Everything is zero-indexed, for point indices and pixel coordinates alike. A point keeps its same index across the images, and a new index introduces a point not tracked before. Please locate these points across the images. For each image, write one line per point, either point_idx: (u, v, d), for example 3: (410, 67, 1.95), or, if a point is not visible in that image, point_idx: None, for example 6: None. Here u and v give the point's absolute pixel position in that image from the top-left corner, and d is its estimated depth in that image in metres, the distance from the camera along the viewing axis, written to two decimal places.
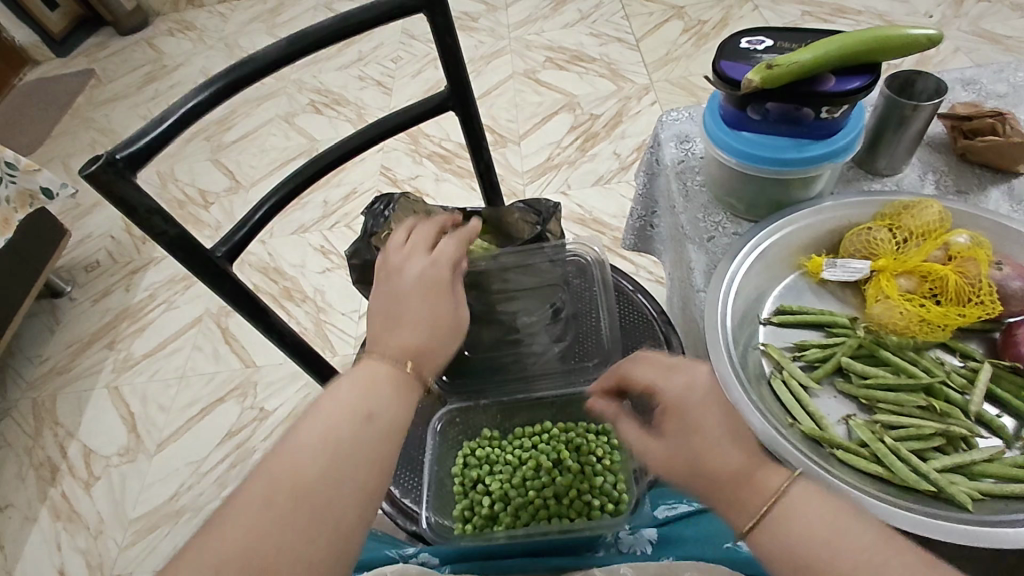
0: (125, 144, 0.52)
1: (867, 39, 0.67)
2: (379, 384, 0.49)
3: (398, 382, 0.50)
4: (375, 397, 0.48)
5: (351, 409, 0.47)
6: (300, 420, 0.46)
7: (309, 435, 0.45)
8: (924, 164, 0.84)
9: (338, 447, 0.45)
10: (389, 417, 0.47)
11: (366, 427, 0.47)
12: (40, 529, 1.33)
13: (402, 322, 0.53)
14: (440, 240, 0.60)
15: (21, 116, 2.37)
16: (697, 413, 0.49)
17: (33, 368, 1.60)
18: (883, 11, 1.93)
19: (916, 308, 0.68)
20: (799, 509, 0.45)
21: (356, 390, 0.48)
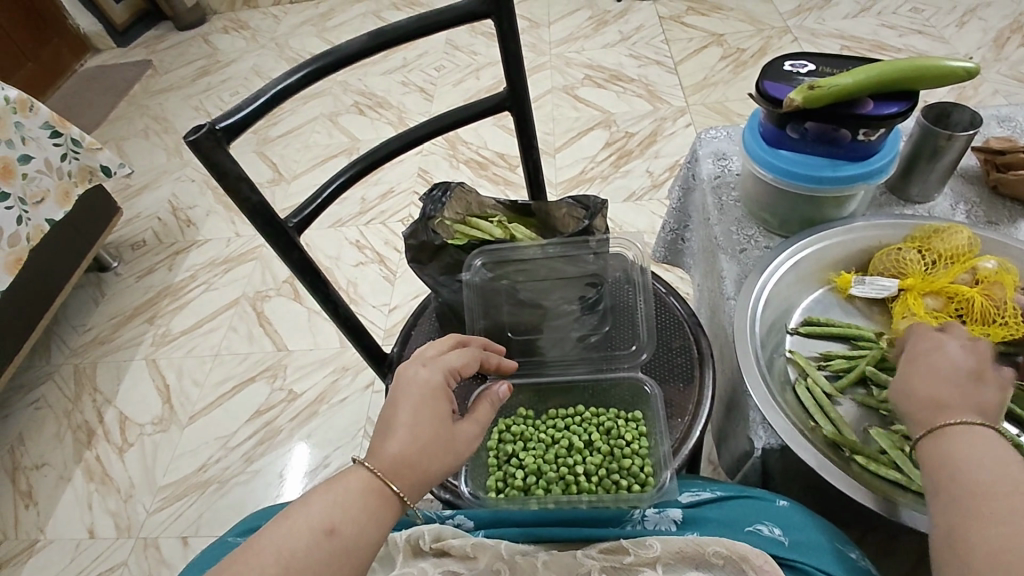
0: (225, 117, 0.60)
1: (905, 67, 0.71)
2: (349, 495, 0.48)
3: (371, 496, 0.49)
4: (342, 508, 0.47)
5: (315, 520, 0.46)
6: (268, 525, 0.46)
7: (274, 543, 0.45)
8: (956, 194, 0.87)
9: (294, 564, 0.44)
10: (353, 534, 0.46)
11: (326, 543, 0.45)
12: (73, 488, 1.37)
13: (393, 430, 0.52)
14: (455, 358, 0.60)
15: (81, 100, 2.49)
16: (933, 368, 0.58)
17: (76, 336, 1.67)
18: (923, 50, 1.96)
19: (943, 327, 0.70)
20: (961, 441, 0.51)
21: (329, 496, 0.48)
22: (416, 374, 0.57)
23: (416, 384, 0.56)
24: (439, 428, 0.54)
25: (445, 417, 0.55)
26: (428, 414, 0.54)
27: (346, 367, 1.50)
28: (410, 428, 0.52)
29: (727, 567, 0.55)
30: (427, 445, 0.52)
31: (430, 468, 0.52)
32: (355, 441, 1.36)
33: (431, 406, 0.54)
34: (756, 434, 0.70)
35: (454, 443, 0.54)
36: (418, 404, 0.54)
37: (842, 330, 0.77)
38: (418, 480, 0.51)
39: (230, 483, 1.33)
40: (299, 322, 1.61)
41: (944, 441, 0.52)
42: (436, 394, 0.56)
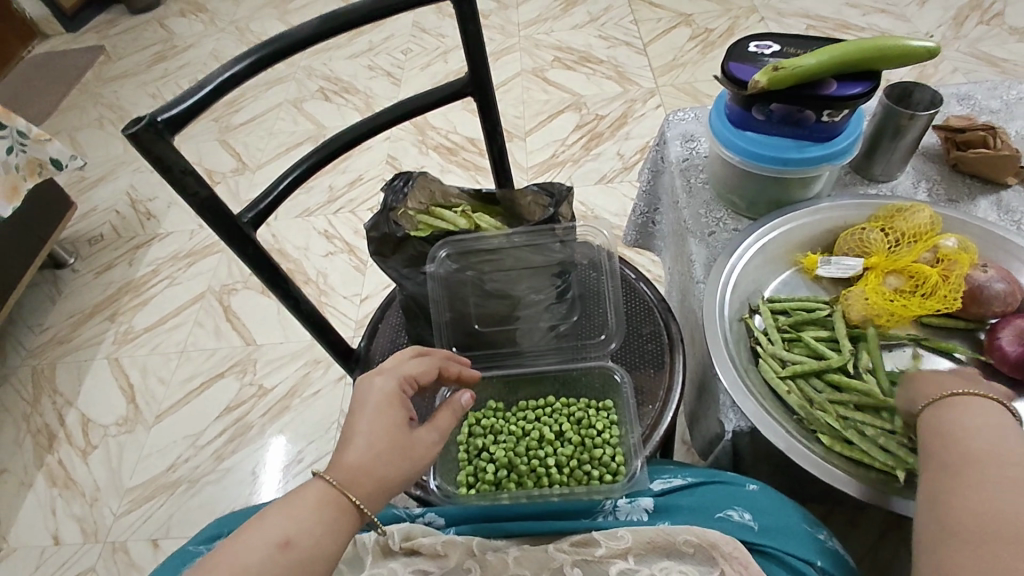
0: (166, 108, 0.57)
1: (866, 48, 0.71)
2: (304, 508, 0.46)
3: (326, 508, 0.47)
4: (298, 522, 0.46)
5: (269, 534, 0.44)
6: (222, 544, 0.44)
7: (225, 561, 0.43)
8: (918, 172, 0.88)
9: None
10: (310, 546, 0.45)
11: (282, 558, 0.44)
12: (36, 493, 1.33)
13: (351, 440, 0.51)
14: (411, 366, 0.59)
15: (29, 89, 2.38)
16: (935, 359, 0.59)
17: (34, 336, 1.61)
18: (887, 28, 1.98)
19: (885, 301, 0.72)
20: (957, 419, 0.52)
21: (283, 510, 0.46)
22: (376, 381, 0.56)
23: (372, 393, 0.55)
24: (397, 435, 0.52)
25: (402, 423, 0.53)
26: (385, 422, 0.53)
27: (317, 361, 1.47)
28: (367, 436, 0.51)
29: (697, 555, 0.55)
30: (384, 452, 0.51)
31: (388, 476, 0.51)
32: (329, 435, 1.34)
33: (386, 413, 0.53)
34: (725, 417, 0.70)
35: (411, 450, 0.53)
36: (376, 414, 0.53)
37: (802, 302, 0.77)
38: (377, 488, 0.50)
39: (200, 483, 1.31)
40: (268, 316, 1.57)
41: (939, 421, 0.53)
42: (392, 403, 0.54)
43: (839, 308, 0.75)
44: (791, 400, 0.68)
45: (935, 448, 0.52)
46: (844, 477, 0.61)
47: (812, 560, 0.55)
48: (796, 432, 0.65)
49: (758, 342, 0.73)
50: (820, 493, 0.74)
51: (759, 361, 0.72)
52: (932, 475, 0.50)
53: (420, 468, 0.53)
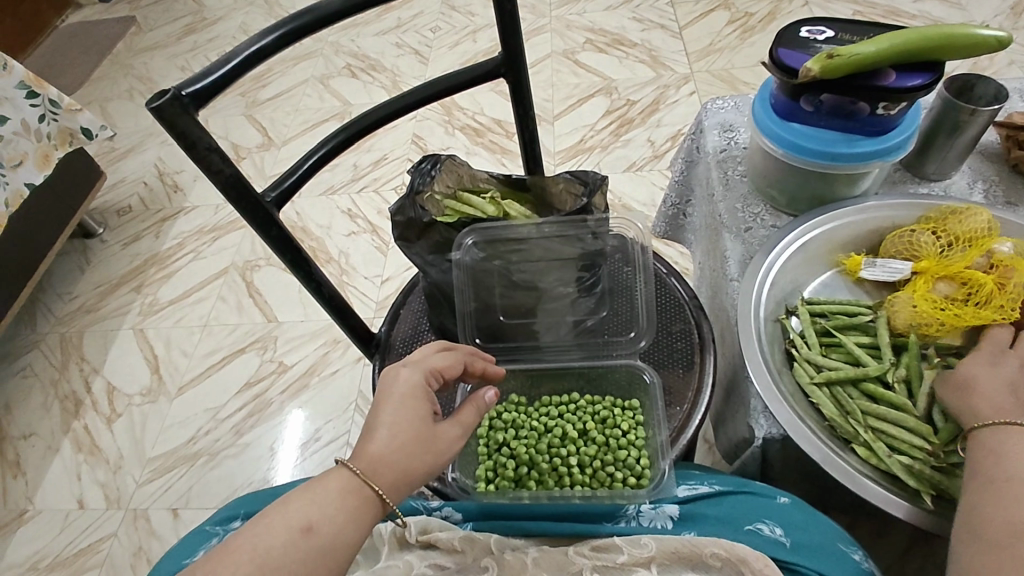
0: (191, 82, 0.55)
1: (931, 36, 0.66)
2: (328, 494, 0.45)
3: (350, 496, 0.46)
4: (322, 508, 0.45)
5: (291, 518, 0.43)
6: (245, 525, 0.43)
7: (247, 542, 0.42)
8: (974, 171, 0.83)
9: (269, 564, 0.41)
10: (331, 533, 0.44)
11: (302, 543, 0.43)
12: (61, 459, 1.35)
13: (375, 429, 0.50)
14: (437, 362, 0.57)
15: (63, 58, 2.39)
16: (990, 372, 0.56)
17: (62, 304, 1.63)
18: (938, 17, 1.88)
19: (936, 309, 0.67)
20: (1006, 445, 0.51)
21: (306, 493, 0.45)
22: (402, 373, 0.54)
23: (397, 385, 0.53)
24: (420, 428, 0.51)
25: (426, 416, 0.52)
26: (409, 414, 0.51)
27: (337, 340, 1.47)
28: (390, 428, 0.50)
29: (725, 568, 0.53)
30: (407, 445, 0.50)
31: (411, 468, 0.49)
32: (347, 415, 1.34)
33: (410, 405, 0.52)
34: (756, 423, 0.67)
35: (434, 444, 0.51)
36: (399, 406, 0.51)
37: (844, 306, 0.73)
38: (399, 481, 0.48)
39: (220, 456, 1.32)
40: (290, 294, 1.57)
41: (988, 443, 0.52)
42: (416, 395, 0.53)
43: (883, 314, 0.71)
44: (827, 409, 0.65)
45: (977, 472, 0.51)
46: (885, 494, 0.58)
47: None
48: (833, 444, 0.62)
49: (792, 346, 0.70)
50: (853, 504, 0.70)
51: (794, 365, 0.69)
52: (973, 491, 0.50)
53: (443, 463, 0.52)
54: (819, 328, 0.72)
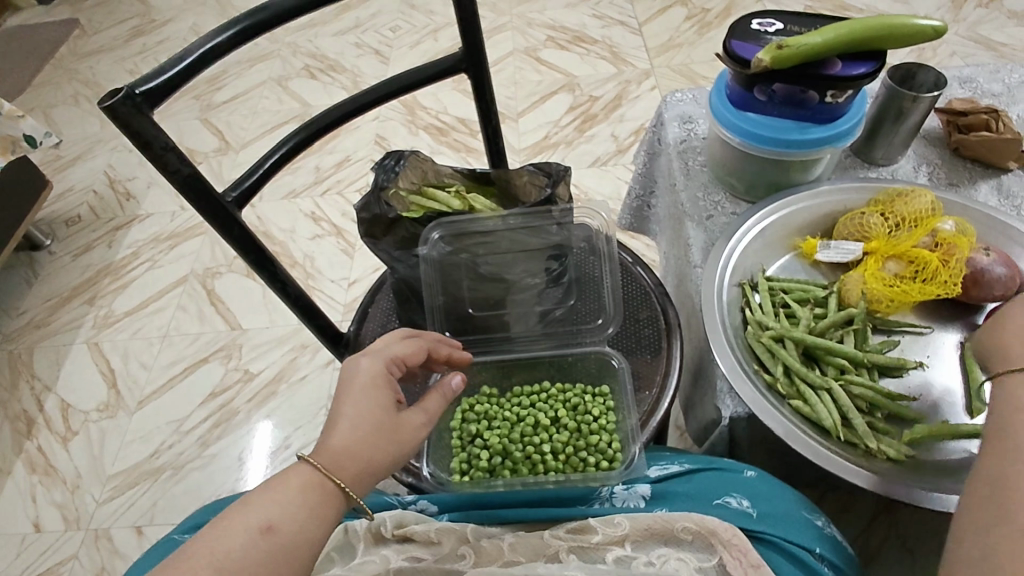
0: (143, 80, 0.54)
1: (873, 25, 0.69)
2: (290, 492, 0.44)
3: (312, 492, 0.45)
4: (283, 506, 0.43)
5: (251, 518, 0.42)
6: (201, 529, 0.42)
7: (205, 547, 0.40)
8: (919, 156, 0.87)
9: (228, 566, 0.40)
10: (293, 531, 0.43)
11: (263, 542, 0.41)
12: (14, 481, 1.29)
13: (336, 421, 0.49)
14: (396, 350, 0.57)
15: (2, 64, 2.29)
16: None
17: (10, 320, 1.56)
18: (884, 10, 1.96)
19: (885, 287, 0.71)
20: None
21: (265, 491, 0.44)
22: (364, 362, 0.54)
23: (359, 375, 0.53)
24: (384, 418, 0.51)
25: (389, 406, 0.52)
26: (372, 403, 0.51)
27: (305, 345, 1.44)
28: (352, 420, 0.49)
29: (695, 542, 0.55)
30: (371, 435, 0.49)
31: (374, 458, 0.49)
32: (316, 420, 1.32)
33: (372, 394, 0.51)
34: (723, 403, 0.69)
35: (398, 432, 0.51)
36: (360, 396, 0.51)
37: (800, 285, 0.76)
38: (363, 472, 0.48)
39: (185, 469, 1.28)
40: (253, 300, 1.54)
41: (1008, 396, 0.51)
42: (378, 385, 0.53)
43: (836, 292, 0.73)
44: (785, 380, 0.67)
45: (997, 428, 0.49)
46: (851, 466, 0.60)
47: (810, 547, 0.55)
48: (797, 420, 0.64)
49: (750, 316, 0.72)
50: (816, 478, 0.73)
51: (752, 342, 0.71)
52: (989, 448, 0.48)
53: (408, 450, 0.52)
54: (778, 301, 0.74)
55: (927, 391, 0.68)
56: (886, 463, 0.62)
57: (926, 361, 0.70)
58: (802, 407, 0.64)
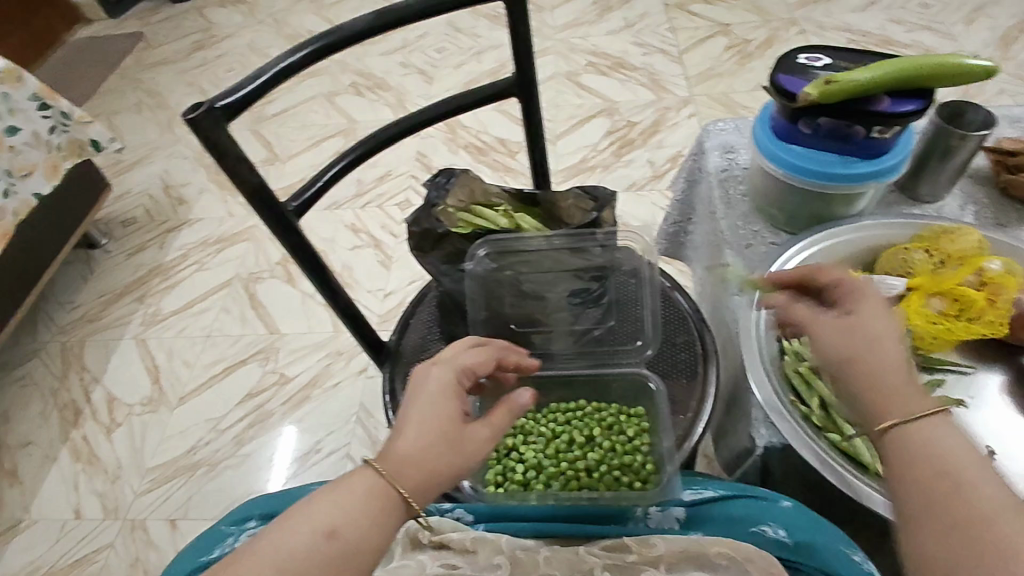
0: (223, 95, 0.58)
1: (924, 65, 0.70)
2: (353, 498, 0.47)
3: (374, 500, 0.47)
4: (345, 511, 0.46)
5: (314, 522, 0.45)
6: (271, 528, 0.46)
7: (272, 545, 0.44)
8: (965, 194, 0.86)
9: (292, 565, 0.43)
10: (353, 539, 0.45)
11: (325, 547, 0.44)
12: (60, 467, 1.35)
13: (402, 429, 0.51)
14: (466, 362, 0.58)
15: (71, 72, 2.43)
16: (881, 314, 0.52)
17: (64, 313, 1.64)
18: (930, 47, 1.95)
19: (930, 325, 0.71)
20: (951, 434, 0.45)
21: (330, 497, 0.47)
22: (436, 371, 0.55)
23: (427, 383, 0.54)
24: (447, 429, 0.51)
25: (454, 416, 0.52)
26: (440, 414, 0.52)
27: (340, 352, 1.48)
28: (417, 427, 0.51)
29: (731, 568, 0.55)
30: (433, 444, 0.50)
31: (436, 468, 0.50)
32: (348, 427, 1.35)
33: (439, 403, 0.52)
34: (756, 432, 0.69)
35: (463, 444, 0.51)
36: (426, 404, 0.52)
37: None
38: (425, 482, 0.49)
39: (221, 466, 1.32)
40: (293, 306, 1.59)
41: (917, 441, 0.45)
42: (445, 395, 0.53)
43: None
44: (821, 413, 0.67)
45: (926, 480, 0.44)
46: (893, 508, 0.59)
47: None
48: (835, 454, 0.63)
49: (788, 346, 0.72)
50: (851, 514, 0.72)
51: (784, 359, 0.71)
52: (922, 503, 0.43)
53: (471, 464, 0.52)
54: None
55: (969, 431, 0.67)
56: None
57: (968, 402, 0.69)
58: (839, 442, 0.64)
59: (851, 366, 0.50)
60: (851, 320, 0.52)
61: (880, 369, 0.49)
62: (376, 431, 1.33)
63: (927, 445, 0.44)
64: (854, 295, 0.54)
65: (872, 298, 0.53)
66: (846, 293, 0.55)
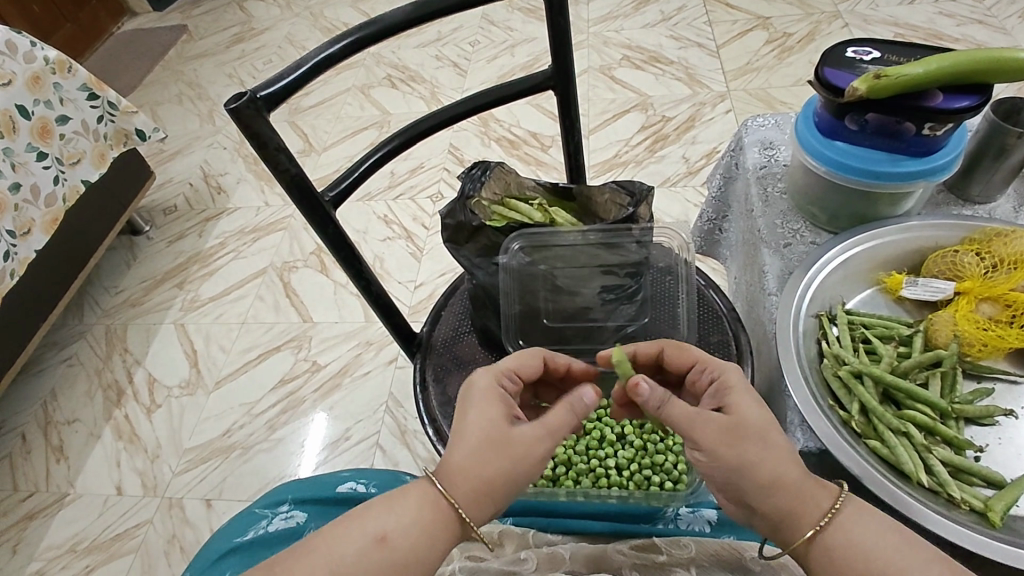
0: (265, 86, 0.59)
1: (980, 59, 0.67)
2: (408, 506, 0.50)
3: (427, 509, 0.50)
4: (400, 519, 0.50)
5: (370, 528, 0.49)
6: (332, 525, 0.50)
7: (330, 544, 0.48)
8: (1019, 195, 0.83)
9: (345, 565, 0.47)
10: (403, 548, 0.49)
11: (377, 552, 0.48)
12: (102, 445, 1.40)
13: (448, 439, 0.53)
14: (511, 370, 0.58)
15: (117, 63, 2.50)
16: (752, 400, 0.53)
17: (108, 297, 1.70)
18: (982, 40, 1.87)
19: (979, 330, 0.68)
20: (862, 519, 0.50)
21: (386, 505, 0.51)
22: (479, 379, 0.57)
23: (471, 392, 0.56)
24: (493, 432, 0.52)
25: (499, 419, 0.53)
26: (482, 417, 0.53)
27: (370, 342, 1.50)
28: (461, 434, 0.52)
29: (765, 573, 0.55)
30: (480, 448, 0.51)
31: (487, 476, 0.50)
32: (377, 416, 1.36)
33: (483, 407, 0.53)
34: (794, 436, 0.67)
35: (514, 447, 0.51)
36: (471, 409, 0.54)
37: (883, 320, 0.74)
38: (475, 491, 0.50)
39: (254, 450, 1.35)
40: (325, 295, 1.61)
41: (846, 549, 0.49)
42: (489, 400, 0.54)
43: (922, 330, 0.71)
44: (861, 419, 0.65)
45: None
46: (940, 518, 0.57)
47: None
48: (877, 463, 0.61)
49: (827, 349, 0.70)
50: None
51: (823, 360, 0.70)
52: None
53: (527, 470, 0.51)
54: (858, 336, 0.73)
55: (1017, 443, 0.65)
56: (970, 516, 0.60)
57: (1019, 412, 0.67)
58: (880, 449, 0.63)
59: (747, 477, 0.50)
60: (738, 415, 0.52)
61: (777, 471, 0.50)
62: (404, 421, 1.35)
63: (853, 543, 0.49)
64: (723, 387, 0.55)
65: (741, 384, 0.55)
66: (717, 383, 0.56)
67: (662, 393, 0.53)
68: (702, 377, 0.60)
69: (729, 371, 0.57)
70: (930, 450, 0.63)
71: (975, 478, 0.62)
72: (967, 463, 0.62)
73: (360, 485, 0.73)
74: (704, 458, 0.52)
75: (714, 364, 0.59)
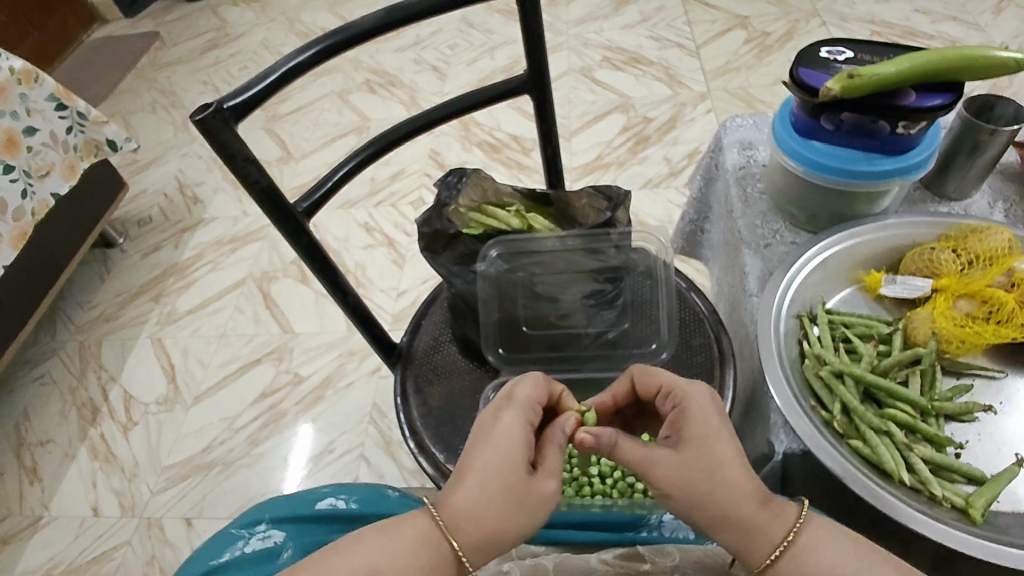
0: (231, 96, 0.58)
1: (950, 57, 0.67)
2: (403, 538, 0.49)
3: (425, 548, 0.48)
4: (392, 556, 0.48)
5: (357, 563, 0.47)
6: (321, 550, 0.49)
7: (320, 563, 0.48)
8: (994, 191, 0.83)
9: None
10: None
11: None
12: (78, 465, 1.36)
13: (465, 475, 0.50)
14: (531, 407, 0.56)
15: (89, 72, 2.45)
16: (708, 432, 0.52)
17: (81, 312, 1.66)
18: (956, 37, 1.90)
19: (956, 326, 0.68)
20: (819, 547, 0.49)
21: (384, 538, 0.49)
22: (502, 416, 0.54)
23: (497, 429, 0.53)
24: (512, 481, 0.50)
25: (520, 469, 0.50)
26: (504, 461, 0.50)
27: (353, 352, 1.48)
28: (479, 478, 0.50)
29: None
30: (496, 497, 0.49)
31: (497, 525, 0.49)
32: (361, 427, 1.35)
33: (507, 452, 0.51)
34: (777, 437, 0.68)
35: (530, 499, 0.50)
36: (496, 451, 0.51)
37: (862, 319, 0.74)
38: (481, 538, 0.49)
39: (235, 466, 1.32)
40: (306, 305, 1.59)
41: None
42: (514, 440, 0.52)
43: (901, 328, 0.72)
44: (843, 418, 0.65)
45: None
46: (924, 517, 0.57)
47: None
48: (859, 463, 0.61)
49: (808, 349, 0.70)
50: None
51: (804, 360, 0.70)
52: None
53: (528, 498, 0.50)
54: (838, 335, 0.72)
55: (997, 438, 0.65)
56: (952, 513, 0.60)
57: (998, 407, 0.67)
58: (862, 448, 0.62)
59: (699, 512, 0.50)
60: (690, 452, 0.51)
61: (729, 507, 0.49)
62: (389, 431, 1.33)
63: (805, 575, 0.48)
64: (681, 417, 0.54)
65: (701, 413, 0.53)
66: (677, 412, 0.55)
67: (612, 438, 0.54)
68: (668, 404, 0.58)
69: (688, 399, 0.55)
70: (911, 448, 0.63)
71: (956, 475, 0.62)
72: (947, 460, 0.62)
73: (340, 502, 0.72)
74: (658, 493, 0.52)
75: (677, 390, 0.56)
